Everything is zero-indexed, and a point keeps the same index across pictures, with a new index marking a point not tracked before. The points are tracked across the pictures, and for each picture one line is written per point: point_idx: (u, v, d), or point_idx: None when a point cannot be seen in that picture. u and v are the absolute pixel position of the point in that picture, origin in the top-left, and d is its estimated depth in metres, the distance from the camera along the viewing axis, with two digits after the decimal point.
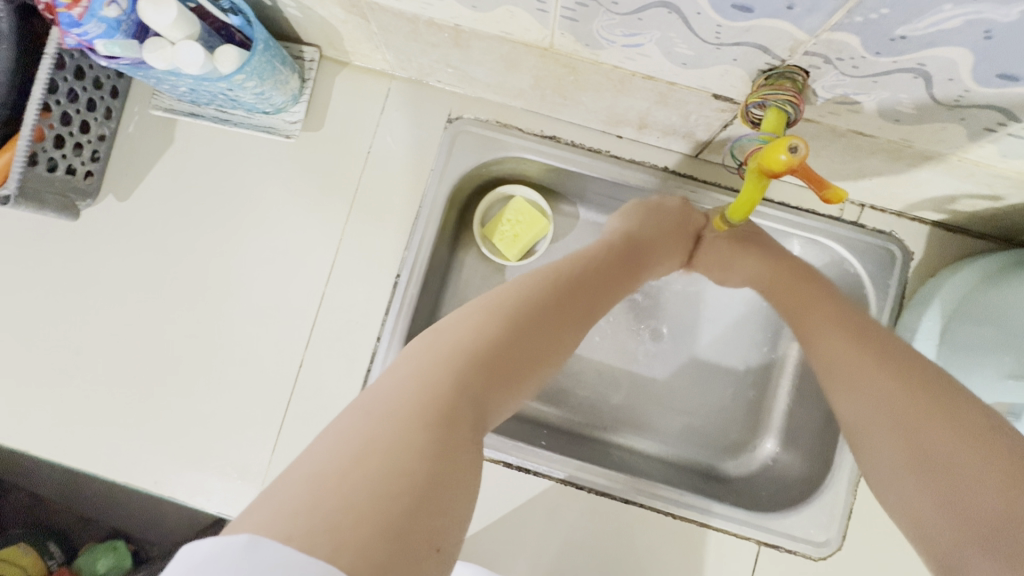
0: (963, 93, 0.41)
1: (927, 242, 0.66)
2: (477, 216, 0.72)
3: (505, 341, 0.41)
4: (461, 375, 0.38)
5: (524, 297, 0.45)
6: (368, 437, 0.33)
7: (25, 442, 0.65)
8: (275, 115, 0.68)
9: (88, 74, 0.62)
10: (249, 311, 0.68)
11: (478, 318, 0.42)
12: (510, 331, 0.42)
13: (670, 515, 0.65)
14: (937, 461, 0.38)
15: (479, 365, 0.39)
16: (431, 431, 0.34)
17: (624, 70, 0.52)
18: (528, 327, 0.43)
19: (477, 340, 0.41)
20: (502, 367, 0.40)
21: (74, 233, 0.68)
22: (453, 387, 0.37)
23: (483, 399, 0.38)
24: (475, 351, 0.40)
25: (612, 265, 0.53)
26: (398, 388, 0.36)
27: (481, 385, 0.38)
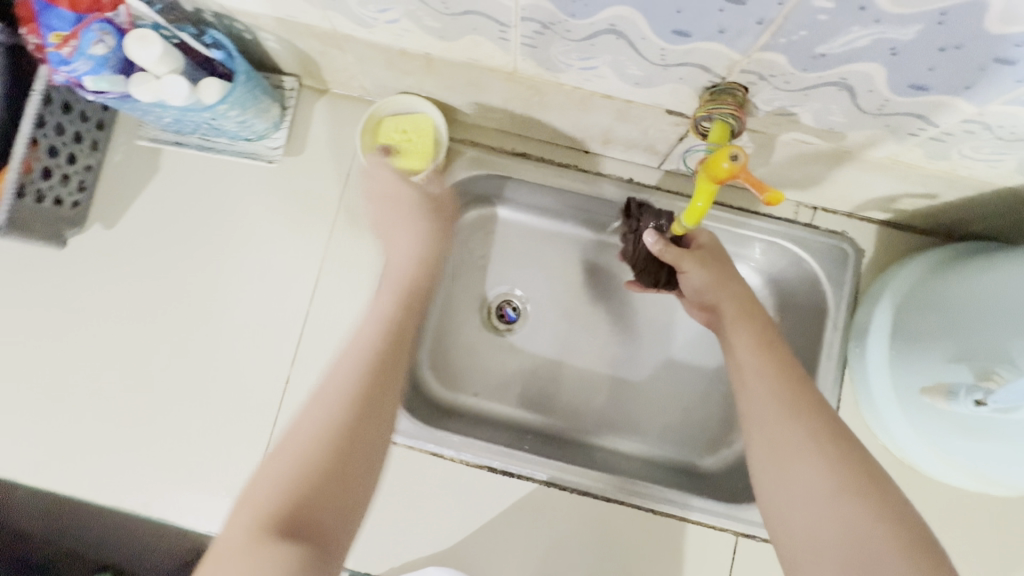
0: (883, 102, 0.46)
1: (877, 240, 0.71)
2: (397, 103, 0.68)
3: (328, 450, 0.42)
4: (290, 482, 0.41)
5: (348, 379, 0.47)
6: (240, 553, 0.37)
7: (13, 471, 0.66)
8: (258, 141, 0.71)
9: (75, 109, 0.65)
10: (236, 331, 0.70)
11: (281, 454, 0.42)
12: (349, 423, 0.44)
13: (650, 510, 0.68)
14: (830, 480, 0.44)
15: (295, 477, 0.41)
16: (268, 535, 0.38)
17: (584, 90, 0.56)
18: (359, 411, 0.45)
19: (296, 459, 0.41)
20: (320, 481, 0.41)
21: (62, 262, 0.70)
22: (297, 501, 0.40)
23: (319, 506, 0.41)
24: (299, 462, 0.41)
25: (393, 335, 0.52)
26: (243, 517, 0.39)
27: (323, 491, 0.41)
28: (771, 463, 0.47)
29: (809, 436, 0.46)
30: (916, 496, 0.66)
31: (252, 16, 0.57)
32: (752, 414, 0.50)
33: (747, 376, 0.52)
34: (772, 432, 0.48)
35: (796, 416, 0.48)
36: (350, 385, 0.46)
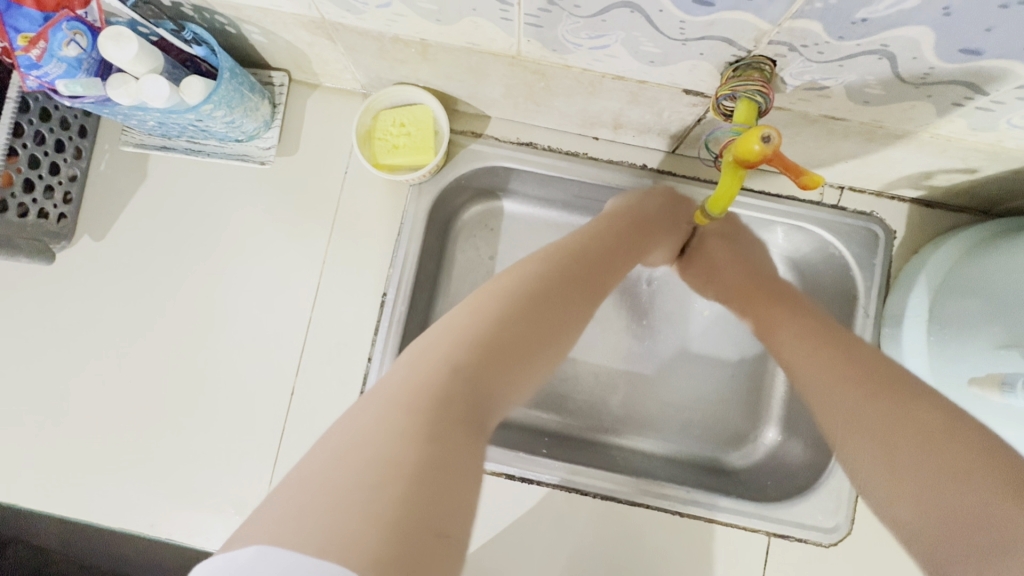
0: (928, 70, 0.41)
1: (908, 219, 0.66)
2: (421, 93, 0.63)
3: (522, 318, 0.42)
4: (455, 359, 0.37)
5: (526, 275, 0.45)
6: (360, 429, 0.33)
7: (15, 496, 0.64)
8: (248, 142, 0.67)
9: (54, 116, 0.61)
10: (236, 342, 0.67)
11: (462, 313, 0.42)
12: (530, 304, 0.43)
13: (678, 513, 0.64)
14: (895, 434, 0.41)
15: (493, 348, 0.39)
16: (424, 405, 0.34)
17: (593, 73, 0.52)
18: (548, 305, 0.44)
19: (489, 314, 0.41)
20: (512, 346, 0.40)
21: (51, 277, 0.67)
22: (451, 364, 0.37)
23: (486, 383, 0.38)
24: (480, 336, 0.39)
25: (611, 244, 0.54)
26: (382, 392, 0.36)
27: (495, 362, 0.39)
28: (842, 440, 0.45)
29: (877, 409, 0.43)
30: None
31: (233, 7, 0.54)
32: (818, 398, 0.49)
33: (801, 359, 0.52)
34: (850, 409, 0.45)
35: (861, 396, 0.45)
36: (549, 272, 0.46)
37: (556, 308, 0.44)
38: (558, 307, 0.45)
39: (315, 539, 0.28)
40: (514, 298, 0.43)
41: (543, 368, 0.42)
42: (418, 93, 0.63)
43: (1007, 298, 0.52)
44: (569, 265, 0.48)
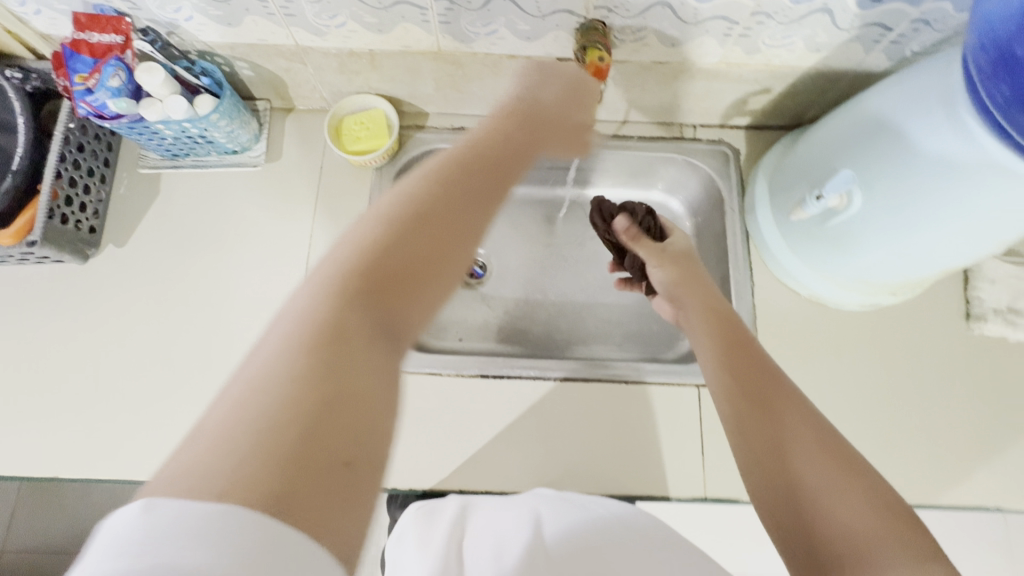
0: (695, 11, 0.66)
1: (747, 140, 0.90)
2: (373, 97, 0.84)
3: (439, 209, 0.43)
4: (346, 292, 0.37)
5: (425, 187, 0.44)
6: (257, 377, 0.32)
7: (58, 466, 0.73)
8: (242, 153, 0.85)
9: (87, 149, 0.78)
10: (243, 310, 0.81)
11: (356, 234, 0.41)
12: (427, 216, 0.43)
13: (625, 382, 0.80)
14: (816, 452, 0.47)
15: (423, 245, 0.41)
16: (320, 343, 0.34)
17: (493, 55, 0.75)
18: (442, 218, 0.43)
19: (385, 241, 0.40)
20: (436, 239, 0.42)
21: (81, 280, 0.80)
22: (348, 300, 0.37)
23: (382, 311, 0.38)
24: (372, 257, 0.39)
25: (518, 140, 0.53)
26: (282, 327, 0.35)
27: (392, 287, 0.39)
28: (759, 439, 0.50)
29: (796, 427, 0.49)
30: (830, 323, 0.82)
31: (230, 47, 0.74)
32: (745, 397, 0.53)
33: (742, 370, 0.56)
34: (791, 466, 0.47)
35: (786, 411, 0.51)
36: (438, 181, 0.45)
37: (450, 226, 0.43)
38: (455, 222, 0.44)
39: (213, 488, 0.27)
40: (417, 213, 0.42)
41: (443, 289, 0.42)
42: (371, 99, 0.84)
43: (804, 163, 0.75)
44: (460, 182, 0.46)
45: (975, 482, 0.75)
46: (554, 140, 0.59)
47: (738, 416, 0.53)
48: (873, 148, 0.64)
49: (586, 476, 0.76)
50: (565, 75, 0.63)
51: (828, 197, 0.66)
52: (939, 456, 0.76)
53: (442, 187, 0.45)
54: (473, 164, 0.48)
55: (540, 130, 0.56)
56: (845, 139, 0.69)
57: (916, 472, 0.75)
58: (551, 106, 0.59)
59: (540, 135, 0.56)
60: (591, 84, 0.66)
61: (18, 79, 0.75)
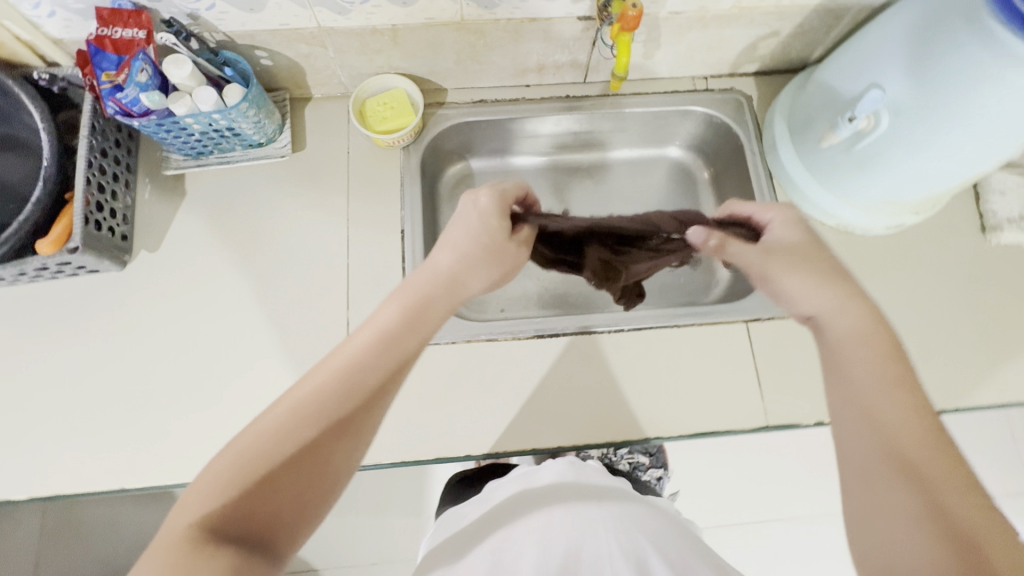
0: None
1: (757, 85, 0.93)
2: (396, 77, 0.85)
3: (334, 416, 0.48)
4: (242, 482, 0.44)
5: (319, 388, 0.49)
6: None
7: (123, 477, 0.72)
8: (266, 145, 0.84)
9: (110, 155, 0.76)
10: (290, 300, 0.80)
11: (256, 426, 0.46)
12: (304, 438, 0.46)
13: (675, 326, 0.82)
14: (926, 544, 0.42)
15: (302, 478, 0.46)
16: (211, 545, 0.40)
17: (515, 20, 0.76)
18: (338, 409, 0.48)
19: (274, 445, 0.46)
20: (336, 417, 0.48)
21: (118, 289, 0.78)
22: (238, 500, 0.43)
23: (269, 504, 0.44)
24: (289, 451, 0.46)
25: (394, 350, 0.53)
26: (175, 532, 0.41)
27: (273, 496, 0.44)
28: (866, 507, 0.47)
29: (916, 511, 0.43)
30: (860, 248, 0.85)
31: (252, 35, 0.74)
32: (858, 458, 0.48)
33: (869, 427, 0.48)
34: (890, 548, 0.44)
35: (902, 488, 0.45)
36: (320, 397, 0.48)
37: (333, 427, 0.48)
38: (338, 425, 0.48)
39: None
40: (297, 433, 0.46)
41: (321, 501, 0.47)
42: (394, 79, 0.85)
43: (824, 95, 0.78)
44: (352, 402, 0.49)
45: (1014, 378, 0.79)
46: (473, 277, 0.62)
47: (849, 472, 0.49)
48: (900, 67, 0.67)
49: (648, 419, 0.78)
50: (485, 227, 0.63)
51: (859, 118, 0.69)
52: (978, 359, 0.80)
53: (328, 392, 0.49)
54: (351, 377, 0.50)
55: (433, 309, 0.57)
56: (866, 64, 0.71)
57: (958, 377, 0.79)
58: (468, 248, 0.62)
59: (427, 315, 0.57)
60: (480, 195, 0.65)
61: (45, 82, 0.74)
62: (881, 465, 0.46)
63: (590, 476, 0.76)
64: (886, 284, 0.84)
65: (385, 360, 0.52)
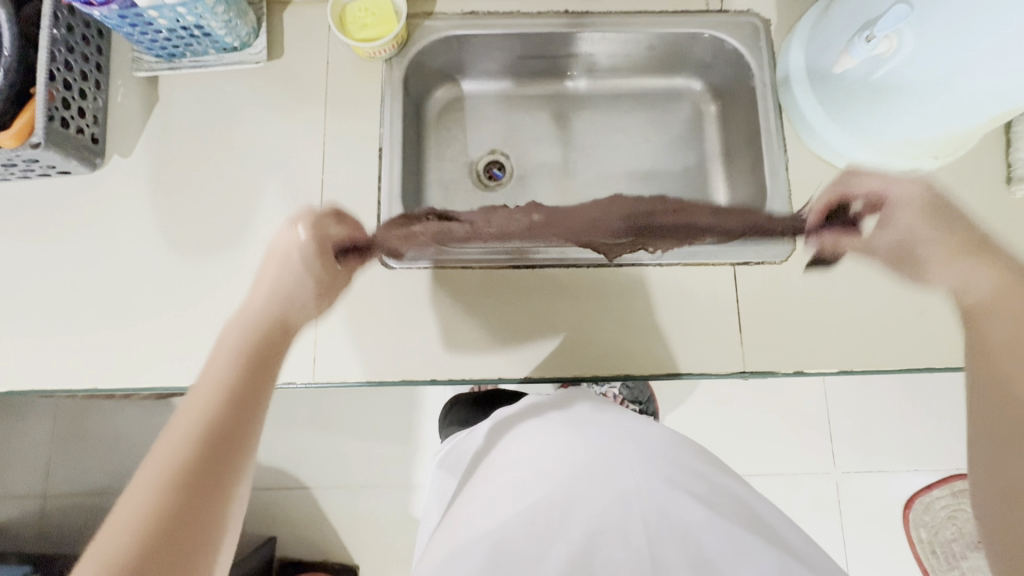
0: None
1: (777, 8, 0.85)
2: None
3: (209, 440, 0.45)
4: (136, 542, 0.39)
5: (187, 423, 0.46)
6: None
7: (96, 378, 0.73)
8: (241, 50, 0.80)
9: (77, 50, 0.73)
10: (263, 215, 0.78)
11: (135, 485, 0.42)
12: (187, 472, 0.43)
13: (657, 263, 0.77)
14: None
15: (204, 511, 0.42)
16: None
17: None
18: (211, 430, 0.45)
19: (155, 497, 0.41)
20: (214, 438, 0.45)
21: (89, 193, 0.77)
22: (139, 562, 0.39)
23: (178, 554, 0.40)
24: (176, 489, 0.42)
25: (246, 372, 0.51)
26: None
27: (179, 542, 0.40)
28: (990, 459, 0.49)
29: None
30: None
31: None
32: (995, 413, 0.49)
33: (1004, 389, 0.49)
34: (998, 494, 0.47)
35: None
36: (191, 430, 0.45)
37: (215, 447, 0.45)
38: (217, 445, 0.45)
39: None
40: (177, 475, 0.43)
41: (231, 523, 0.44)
42: None
43: (846, 15, 0.70)
44: (223, 421, 0.46)
45: None
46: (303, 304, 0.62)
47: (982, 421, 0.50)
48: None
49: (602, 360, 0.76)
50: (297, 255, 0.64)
51: (877, 38, 0.64)
52: None
53: (195, 421, 0.46)
54: (218, 402, 0.47)
55: (269, 339, 0.55)
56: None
57: (954, 335, 0.75)
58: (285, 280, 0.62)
59: (275, 337, 0.56)
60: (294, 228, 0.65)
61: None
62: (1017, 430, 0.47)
63: (635, 439, 0.59)
64: None
65: (241, 382, 0.50)
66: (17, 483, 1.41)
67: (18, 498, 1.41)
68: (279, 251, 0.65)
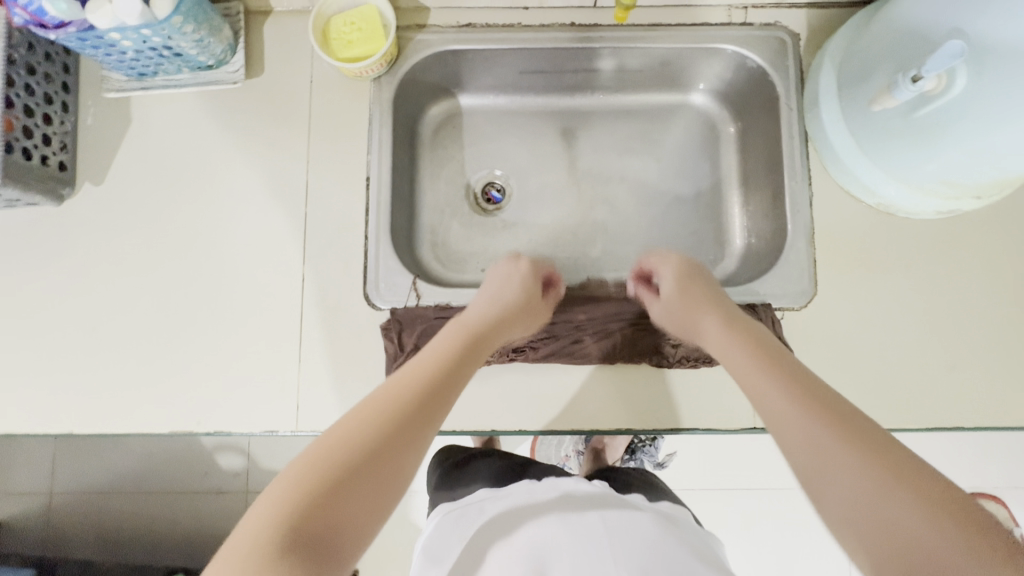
0: None
1: (807, 21, 0.76)
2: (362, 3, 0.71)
3: (422, 391, 0.51)
4: (325, 474, 0.41)
5: (405, 384, 0.51)
6: None
7: (71, 423, 0.70)
8: (217, 68, 0.74)
9: (39, 71, 0.67)
10: (242, 249, 0.73)
11: (338, 431, 0.45)
12: (389, 412, 0.48)
13: None
14: (871, 472, 0.38)
15: (395, 441, 0.45)
16: (279, 549, 0.36)
17: None
18: (425, 384, 0.52)
19: (371, 426, 0.46)
20: (432, 391, 0.52)
21: (61, 224, 0.73)
22: (323, 496, 0.40)
23: (349, 491, 0.41)
24: (386, 423, 0.46)
25: (460, 351, 0.58)
26: (247, 530, 0.37)
27: (367, 471, 0.42)
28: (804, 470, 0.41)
29: (849, 452, 0.40)
30: (898, 233, 0.73)
31: None
32: (779, 426, 0.45)
33: (770, 403, 0.47)
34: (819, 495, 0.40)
35: (822, 434, 0.41)
36: (422, 383, 0.52)
37: (435, 392, 0.52)
38: (437, 392, 0.52)
39: None
40: (383, 410, 0.48)
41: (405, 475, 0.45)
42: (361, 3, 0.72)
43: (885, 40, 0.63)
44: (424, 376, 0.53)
45: None
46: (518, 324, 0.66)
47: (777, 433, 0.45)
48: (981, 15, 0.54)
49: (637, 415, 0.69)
50: (525, 286, 0.68)
51: (925, 78, 0.56)
52: (1016, 374, 0.69)
53: (420, 381, 0.52)
54: (438, 372, 0.54)
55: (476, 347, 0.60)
56: (930, 11, 0.58)
57: (986, 392, 0.69)
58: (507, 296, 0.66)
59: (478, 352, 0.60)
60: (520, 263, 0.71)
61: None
62: (798, 442, 0.42)
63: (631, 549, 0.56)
64: (922, 277, 0.72)
65: (448, 362, 0.56)
66: (13, 483, 1.40)
67: (18, 500, 1.41)
68: (501, 277, 0.69)
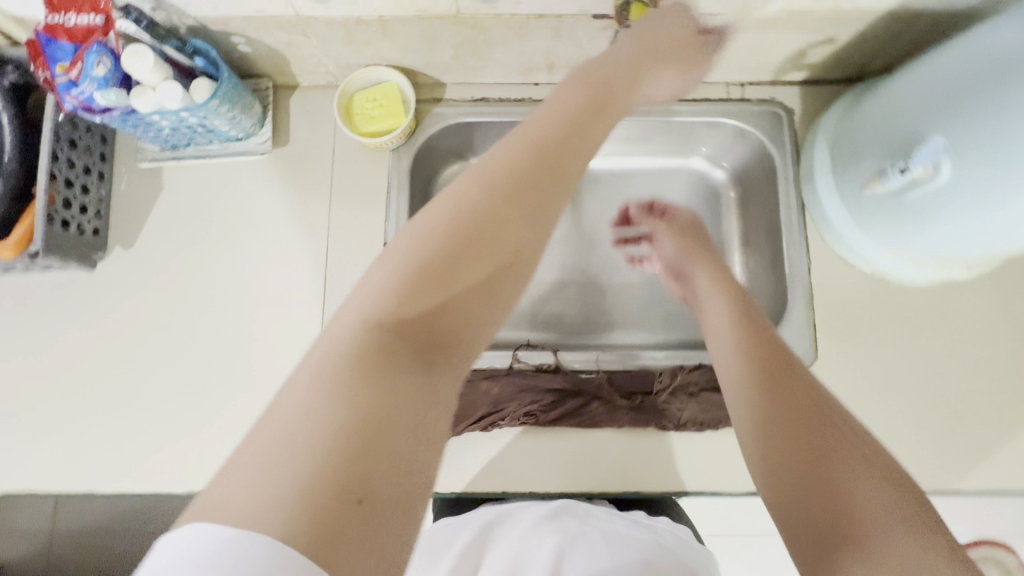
0: None
1: (800, 99, 0.81)
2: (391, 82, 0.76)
3: (499, 190, 0.42)
4: (395, 289, 0.36)
5: (480, 182, 0.43)
6: (308, 397, 0.31)
7: (91, 481, 0.71)
8: (246, 139, 0.78)
9: (80, 144, 0.72)
10: (263, 311, 0.76)
11: (406, 241, 0.39)
12: (471, 218, 0.40)
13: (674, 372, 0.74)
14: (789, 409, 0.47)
15: (485, 241, 0.40)
16: (377, 353, 0.33)
17: (520, 16, 0.67)
18: (517, 171, 0.43)
19: (426, 248, 0.38)
20: (521, 196, 0.42)
21: (91, 285, 0.76)
22: (411, 311, 0.36)
23: (421, 312, 0.36)
24: (470, 219, 0.40)
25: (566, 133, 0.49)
26: (323, 348, 0.34)
27: (458, 273, 0.38)
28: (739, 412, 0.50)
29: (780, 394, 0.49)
30: (895, 299, 0.76)
31: (224, 22, 0.66)
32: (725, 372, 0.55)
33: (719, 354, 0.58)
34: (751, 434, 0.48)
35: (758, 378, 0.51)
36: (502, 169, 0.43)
37: (526, 196, 0.42)
38: (527, 195, 0.42)
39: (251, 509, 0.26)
40: (444, 230, 0.39)
41: (507, 282, 0.40)
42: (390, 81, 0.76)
43: (872, 126, 0.67)
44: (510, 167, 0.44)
45: None
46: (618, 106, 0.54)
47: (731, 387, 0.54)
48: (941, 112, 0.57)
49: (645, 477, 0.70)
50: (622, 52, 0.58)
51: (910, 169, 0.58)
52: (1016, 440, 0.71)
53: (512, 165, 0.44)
54: (515, 171, 0.43)
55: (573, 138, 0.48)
56: (907, 103, 0.62)
57: (987, 458, 0.71)
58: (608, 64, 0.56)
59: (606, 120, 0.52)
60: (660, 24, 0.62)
61: None
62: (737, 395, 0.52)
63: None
64: (920, 343, 0.74)
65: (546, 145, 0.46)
66: None
67: None
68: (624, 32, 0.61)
